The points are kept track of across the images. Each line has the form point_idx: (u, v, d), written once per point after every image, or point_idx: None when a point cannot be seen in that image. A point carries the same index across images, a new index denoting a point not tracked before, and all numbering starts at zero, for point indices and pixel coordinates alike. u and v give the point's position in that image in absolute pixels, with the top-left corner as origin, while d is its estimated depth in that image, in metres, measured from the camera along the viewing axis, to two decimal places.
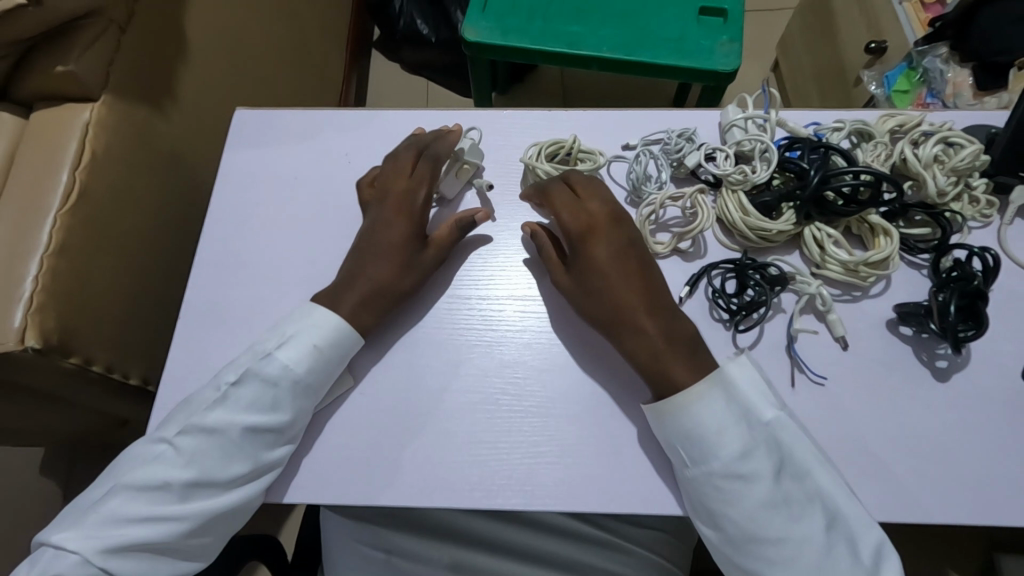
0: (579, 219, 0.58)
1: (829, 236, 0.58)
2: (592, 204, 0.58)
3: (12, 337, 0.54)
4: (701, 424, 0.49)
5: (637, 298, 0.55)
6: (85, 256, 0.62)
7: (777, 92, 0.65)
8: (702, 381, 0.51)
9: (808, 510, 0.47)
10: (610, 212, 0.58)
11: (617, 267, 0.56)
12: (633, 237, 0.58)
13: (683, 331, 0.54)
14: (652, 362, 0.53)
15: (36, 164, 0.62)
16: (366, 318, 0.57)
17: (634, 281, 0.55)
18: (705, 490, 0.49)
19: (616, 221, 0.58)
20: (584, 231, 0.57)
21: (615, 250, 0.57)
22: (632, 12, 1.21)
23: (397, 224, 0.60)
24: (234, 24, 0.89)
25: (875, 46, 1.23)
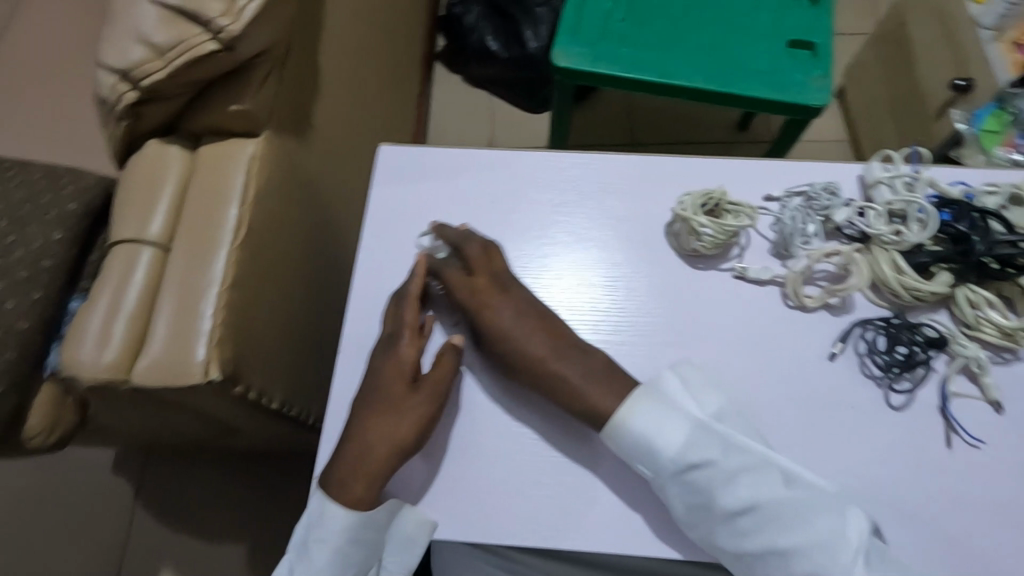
0: (467, 290, 0.61)
1: (984, 299, 0.59)
2: (481, 277, 0.61)
3: (199, 370, 0.57)
4: (642, 431, 0.54)
5: (550, 354, 0.58)
6: (250, 290, 0.64)
7: (925, 152, 0.66)
8: (629, 400, 0.55)
9: (765, 473, 0.52)
10: (497, 280, 0.61)
11: (517, 329, 0.59)
12: (526, 299, 0.61)
13: (597, 362, 0.58)
14: (581, 405, 0.56)
15: (205, 197, 0.65)
16: (355, 494, 0.54)
17: (538, 337, 0.59)
18: (674, 491, 0.53)
19: (505, 288, 0.61)
20: (478, 303, 0.60)
21: (513, 314, 0.60)
22: (720, 44, 1.21)
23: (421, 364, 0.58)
24: (345, 52, 0.91)
25: (962, 84, 1.20)
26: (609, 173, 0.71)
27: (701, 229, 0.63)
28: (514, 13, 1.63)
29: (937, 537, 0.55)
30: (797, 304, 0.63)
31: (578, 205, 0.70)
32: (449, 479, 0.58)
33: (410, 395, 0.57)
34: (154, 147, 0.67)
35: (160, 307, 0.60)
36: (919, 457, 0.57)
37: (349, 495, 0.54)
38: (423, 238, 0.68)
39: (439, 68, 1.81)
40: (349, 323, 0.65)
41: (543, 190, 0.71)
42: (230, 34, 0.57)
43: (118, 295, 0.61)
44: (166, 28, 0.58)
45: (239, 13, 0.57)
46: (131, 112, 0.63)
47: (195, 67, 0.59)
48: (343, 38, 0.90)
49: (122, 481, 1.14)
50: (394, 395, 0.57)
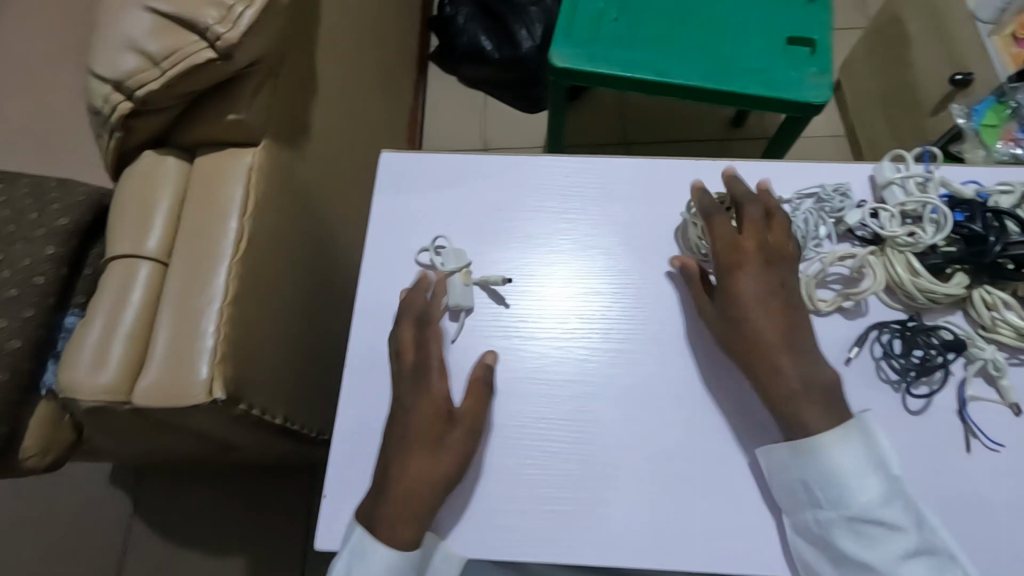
0: (728, 250, 0.58)
1: (1001, 300, 0.58)
2: (745, 241, 0.58)
3: (202, 390, 0.56)
4: (839, 469, 0.52)
5: (776, 333, 0.55)
6: (251, 303, 0.63)
7: (938, 150, 0.65)
8: (843, 429, 0.53)
9: (944, 566, 0.49)
10: (764, 253, 0.58)
11: (758, 305, 0.56)
12: (786, 278, 0.57)
13: (822, 376, 0.54)
14: (784, 401, 0.54)
15: (204, 210, 0.63)
16: (407, 535, 0.52)
17: (779, 320, 0.55)
18: (839, 534, 0.51)
19: (768, 262, 0.57)
20: (731, 265, 0.57)
21: (762, 289, 0.56)
22: (717, 43, 1.20)
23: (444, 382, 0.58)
24: (339, 58, 0.89)
25: (962, 78, 1.19)
26: (615, 178, 0.70)
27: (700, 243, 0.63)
28: (507, 13, 1.61)
29: (959, 545, 0.54)
30: (809, 308, 0.62)
31: (586, 211, 0.69)
32: (461, 495, 0.57)
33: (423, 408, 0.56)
34: (148, 160, 0.65)
35: (160, 325, 0.58)
36: (938, 464, 0.56)
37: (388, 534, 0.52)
38: (437, 242, 0.67)
39: (433, 69, 1.80)
40: (355, 337, 0.63)
41: (548, 196, 0.69)
42: (227, 42, 0.55)
43: (115, 314, 0.59)
44: (159, 37, 0.56)
45: (236, 20, 0.55)
46: (124, 123, 0.61)
47: (190, 77, 0.57)
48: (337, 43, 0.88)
49: (123, 496, 1.12)
50: (406, 416, 0.56)
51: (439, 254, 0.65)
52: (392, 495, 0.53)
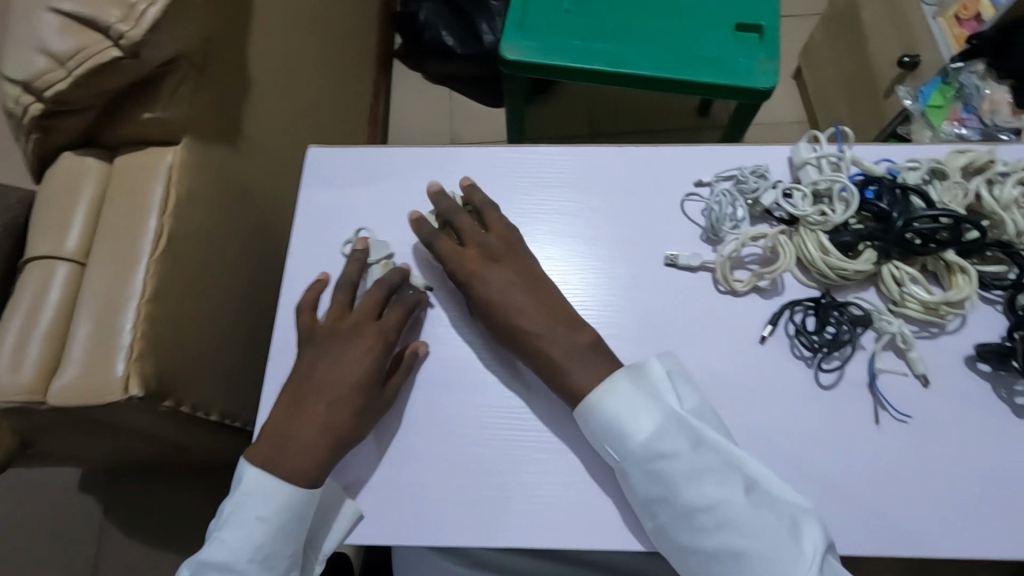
0: (463, 261, 0.61)
1: (908, 275, 0.60)
2: (467, 248, 0.61)
3: (118, 387, 0.56)
4: (614, 415, 0.53)
5: (546, 334, 0.57)
6: (175, 301, 0.63)
7: (850, 130, 0.66)
8: (608, 379, 0.55)
9: (726, 473, 0.51)
10: (496, 250, 0.62)
11: (507, 301, 0.58)
12: (522, 268, 0.61)
13: (586, 343, 0.57)
14: (566, 384, 0.56)
15: (124, 209, 0.63)
16: (307, 472, 0.54)
17: (532, 316, 0.58)
18: (635, 476, 0.53)
19: (496, 259, 0.61)
20: (470, 275, 0.60)
21: (505, 288, 0.59)
22: (666, 31, 1.20)
23: (364, 355, 0.58)
24: (278, 54, 0.89)
25: (909, 60, 1.18)
26: (541, 166, 0.71)
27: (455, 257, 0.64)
28: (468, 8, 1.61)
29: (870, 513, 0.55)
30: (726, 288, 0.63)
31: (512, 200, 0.69)
32: (381, 483, 0.57)
33: (337, 371, 0.58)
34: (69, 161, 0.65)
35: (78, 323, 0.59)
36: (851, 435, 0.58)
37: (286, 469, 0.54)
38: (360, 234, 0.67)
39: (398, 66, 1.79)
40: (280, 331, 0.64)
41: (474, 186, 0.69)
42: (131, 40, 0.55)
43: (34, 314, 0.60)
44: (66, 37, 0.56)
45: (139, 18, 0.55)
46: (40, 124, 0.61)
47: (100, 76, 0.57)
48: (276, 40, 0.88)
49: (86, 501, 1.12)
50: (331, 365, 0.58)
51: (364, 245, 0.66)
52: (294, 448, 0.55)
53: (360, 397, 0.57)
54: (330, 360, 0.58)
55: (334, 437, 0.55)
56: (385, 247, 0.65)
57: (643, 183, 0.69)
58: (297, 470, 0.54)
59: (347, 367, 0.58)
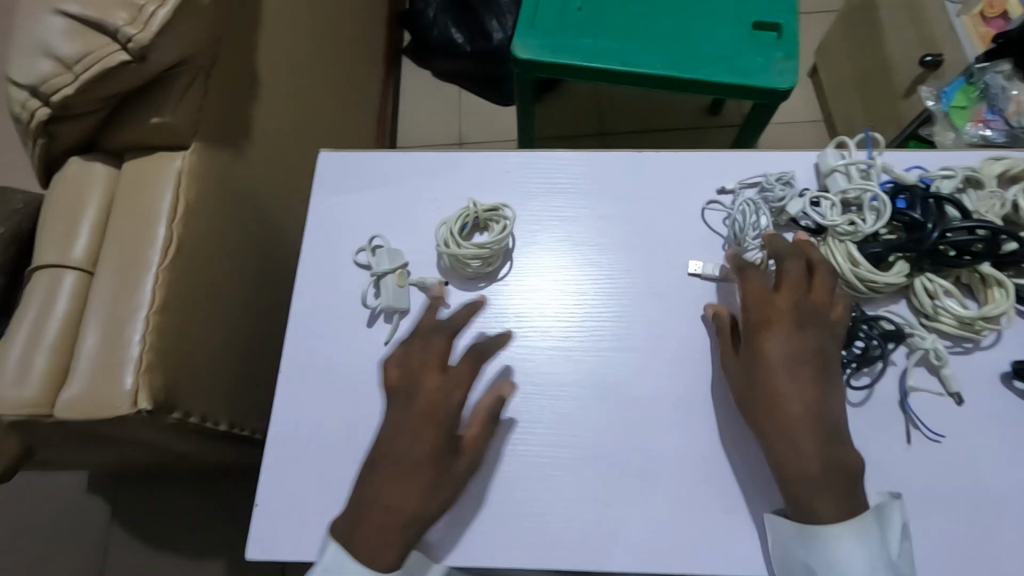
0: (761, 308, 0.54)
1: (942, 288, 0.58)
2: (780, 300, 0.54)
3: (126, 401, 0.55)
4: (844, 565, 0.47)
5: (802, 409, 0.50)
6: (183, 310, 0.62)
7: (880, 136, 0.64)
8: (852, 523, 0.48)
9: None
10: (802, 314, 0.53)
11: (787, 373, 0.51)
12: (821, 345, 0.52)
13: (842, 456, 0.49)
14: (802, 487, 0.49)
15: (131, 217, 0.62)
16: (388, 557, 0.49)
17: (798, 397, 0.50)
18: None
19: (802, 324, 0.53)
20: (760, 324, 0.53)
21: (792, 355, 0.52)
22: (682, 31, 1.18)
23: (435, 428, 0.51)
24: (287, 54, 0.87)
25: (931, 60, 1.14)
26: (558, 172, 0.68)
27: (471, 258, 0.61)
28: (478, 5, 1.58)
29: None
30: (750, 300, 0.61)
31: (528, 207, 0.67)
32: None
33: (407, 438, 0.51)
34: (76, 167, 0.64)
35: (86, 333, 0.57)
36: (880, 456, 0.56)
37: (368, 553, 0.49)
38: (373, 241, 0.65)
39: (406, 63, 1.77)
40: (289, 341, 0.62)
41: (488, 192, 0.67)
42: (138, 44, 0.54)
43: (40, 325, 0.58)
44: (71, 40, 0.54)
45: (147, 21, 0.54)
46: (45, 129, 0.60)
47: (107, 80, 0.56)
48: (284, 40, 0.86)
49: (94, 504, 1.11)
50: (395, 434, 0.52)
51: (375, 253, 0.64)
52: (367, 525, 0.49)
53: (433, 467, 0.50)
54: (396, 427, 0.52)
55: (415, 515, 0.49)
56: (400, 255, 0.63)
57: (664, 190, 0.67)
58: (373, 546, 0.49)
59: (409, 437, 0.51)
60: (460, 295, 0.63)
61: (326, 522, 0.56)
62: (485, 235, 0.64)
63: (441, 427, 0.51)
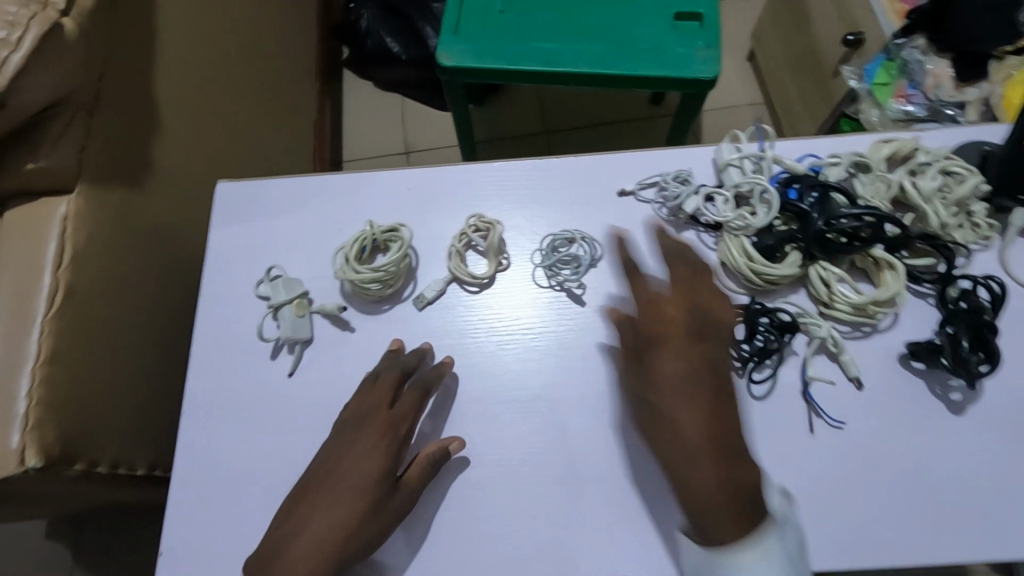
0: (652, 325, 0.54)
1: (835, 275, 0.58)
2: (671, 314, 0.54)
3: (12, 459, 0.53)
4: None
5: (699, 428, 0.48)
6: (77, 360, 0.60)
7: (769, 128, 0.64)
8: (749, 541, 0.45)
9: None
10: (695, 326, 0.53)
11: (684, 389, 0.49)
12: (714, 355, 0.52)
13: (743, 481, 0.47)
14: (705, 514, 0.46)
15: (14, 269, 0.60)
16: None
17: (698, 412, 0.49)
18: None
19: (695, 337, 0.52)
20: (654, 341, 0.53)
21: (679, 375, 0.50)
22: (603, 27, 1.18)
23: (370, 463, 0.53)
24: (191, 81, 0.85)
25: (852, 38, 1.14)
26: (460, 184, 0.67)
27: (370, 283, 0.60)
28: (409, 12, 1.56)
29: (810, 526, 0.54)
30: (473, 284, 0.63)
31: (431, 223, 0.66)
32: None
33: (355, 469, 0.53)
34: None
35: None
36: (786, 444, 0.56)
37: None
38: (272, 271, 0.64)
39: (347, 75, 1.75)
40: (192, 381, 0.60)
41: (391, 211, 0.66)
42: None
43: None
44: None
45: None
46: None
47: None
48: (187, 66, 0.84)
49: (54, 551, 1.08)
50: (344, 464, 0.53)
51: (274, 282, 0.63)
52: (281, 564, 0.49)
53: (369, 498, 0.52)
54: (338, 460, 0.54)
55: (342, 546, 0.50)
56: (299, 284, 0.62)
57: (567, 195, 0.66)
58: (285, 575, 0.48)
59: (353, 465, 0.53)
60: (367, 319, 0.62)
61: (234, 563, 0.54)
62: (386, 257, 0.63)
63: (387, 458, 0.53)
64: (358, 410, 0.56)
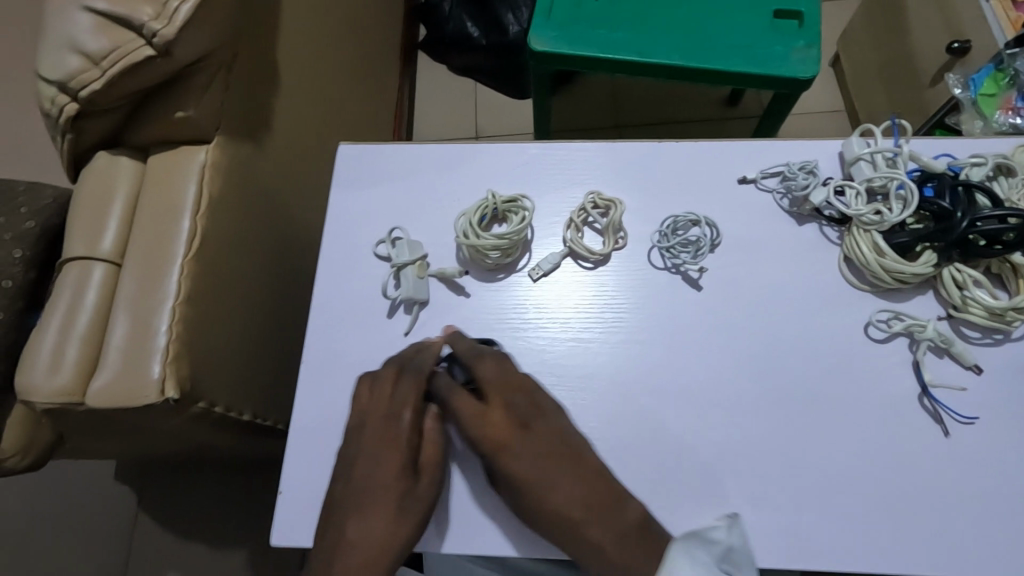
0: (480, 426, 0.52)
1: (971, 278, 0.57)
2: (495, 415, 0.53)
3: (154, 389, 0.56)
4: None
5: (576, 507, 0.50)
6: (207, 303, 0.63)
7: (907, 124, 0.63)
8: None
9: None
10: (517, 417, 0.53)
11: (542, 482, 0.51)
12: (547, 440, 0.53)
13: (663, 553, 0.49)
14: None
15: (156, 210, 0.63)
16: None
17: (563, 492, 0.50)
18: None
19: (519, 425, 0.53)
20: (494, 445, 0.52)
21: (533, 459, 0.51)
22: (697, 21, 1.14)
23: (386, 456, 0.52)
24: (304, 48, 0.87)
25: (958, 46, 1.08)
26: (576, 163, 0.68)
27: (492, 249, 0.61)
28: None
29: (928, 530, 0.53)
30: (590, 260, 0.64)
31: (545, 199, 0.66)
32: None
33: (370, 464, 0.52)
34: (103, 161, 0.65)
35: (114, 325, 0.59)
36: (905, 446, 0.55)
37: None
38: (394, 232, 0.66)
39: (422, 57, 1.77)
40: (311, 333, 0.63)
41: (507, 183, 0.67)
42: (163, 38, 0.55)
43: (71, 316, 0.60)
44: (99, 36, 0.56)
45: (171, 16, 0.54)
46: (74, 125, 0.61)
47: (134, 74, 0.57)
48: (303, 34, 0.87)
49: (121, 496, 1.12)
50: (364, 466, 0.52)
51: (394, 244, 0.64)
52: (349, 559, 0.49)
53: (395, 492, 0.51)
54: (355, 461, 0.53)
55: (388, 544, 0.50)
56: (420, 248, 0.64)
57: (684, 180, 0.66)
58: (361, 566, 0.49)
59: (370, 466, 0.52)
60: (481, 287, 0.63)
61: None
62: (503, 227, 0.64)
63: (399, 451, 0.53)
64: (362, 405, 0.55)
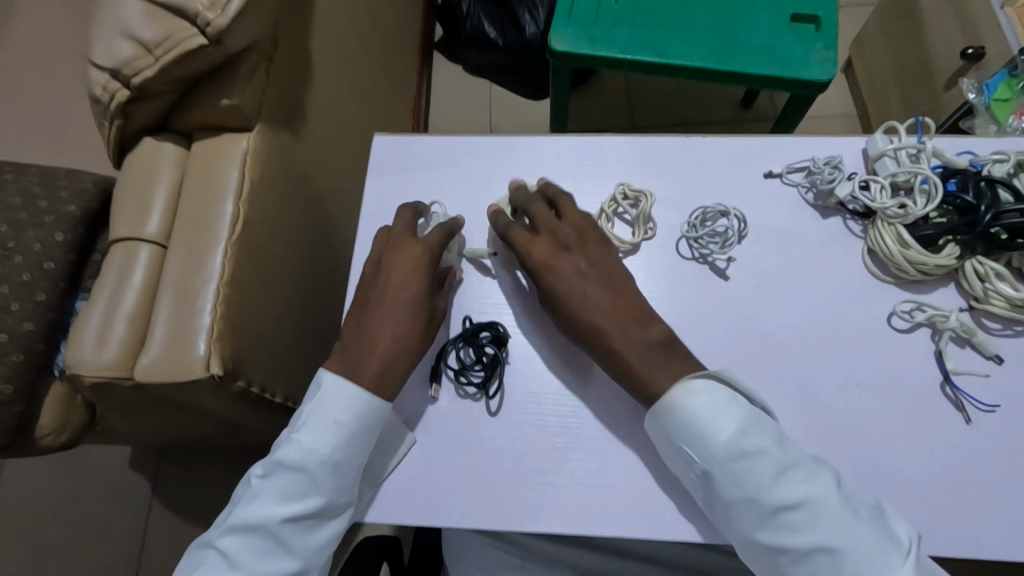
0: (531, 246, 0.58)
1: (992, 270, 0.58)
2: (541, 239, 0.58)
3: (199, 364, 0.58)
4: None
5: (620, 324, 0.54)
6: (247, 284, 0.64)
7: (931, 121, 0.65)
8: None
9: None
10: (570, 239, 0.58)
11: (589, 295, 0.55)
12: (598, 256, 0.58)
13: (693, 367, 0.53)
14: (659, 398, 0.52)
15: (200, 194, 0.65)
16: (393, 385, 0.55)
17: (608, 315, 0.54)
18: None
19: (571, 248, 0.58)
20: (542, 264, 0.57)
21: (578, 275, 0.56)
22: (719, 22, 1.15)
23: (410, 280, 0.57)
24: (335, 42, 0.89)
25: (972, 52, 1.09)
26: (606, 156, 0.70)
27: None
28: None
29: (951, 513, 0.54)
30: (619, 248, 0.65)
31: (575, 189, 0.68)
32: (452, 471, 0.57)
33: (395, 278, 0.57)
34: (147, 147, 0.68)
35: (159, 307, 0.61)
36: (928, 432, 0.57)
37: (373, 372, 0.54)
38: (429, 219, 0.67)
39: (439, 57, 1.79)
40: None
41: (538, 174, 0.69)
42: (216, 27, 0.57)
43: (117, 295, 0.62)
44: (150, 24, 0.58)
45: (224, 5, 0.57)
46: (122, 110, 0.63)
47: (184, 63, 0.59)
48: (334, 29, 0.89)
49: (141, 481, 1.13)
50: (389, 288, 0.57)
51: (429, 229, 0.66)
52: (376, 363, 0.54)
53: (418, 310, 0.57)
54: (382, 278, 0.57)
55: (406, 344, 0.55)
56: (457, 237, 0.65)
57: (711, 173, 0.68)
58: (376, 377, 0.54)
59: (396, 283, 0.57)
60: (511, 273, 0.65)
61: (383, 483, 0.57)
62: None
63: (424, 280, 0.57)
64: (387, 248, 0.59)
